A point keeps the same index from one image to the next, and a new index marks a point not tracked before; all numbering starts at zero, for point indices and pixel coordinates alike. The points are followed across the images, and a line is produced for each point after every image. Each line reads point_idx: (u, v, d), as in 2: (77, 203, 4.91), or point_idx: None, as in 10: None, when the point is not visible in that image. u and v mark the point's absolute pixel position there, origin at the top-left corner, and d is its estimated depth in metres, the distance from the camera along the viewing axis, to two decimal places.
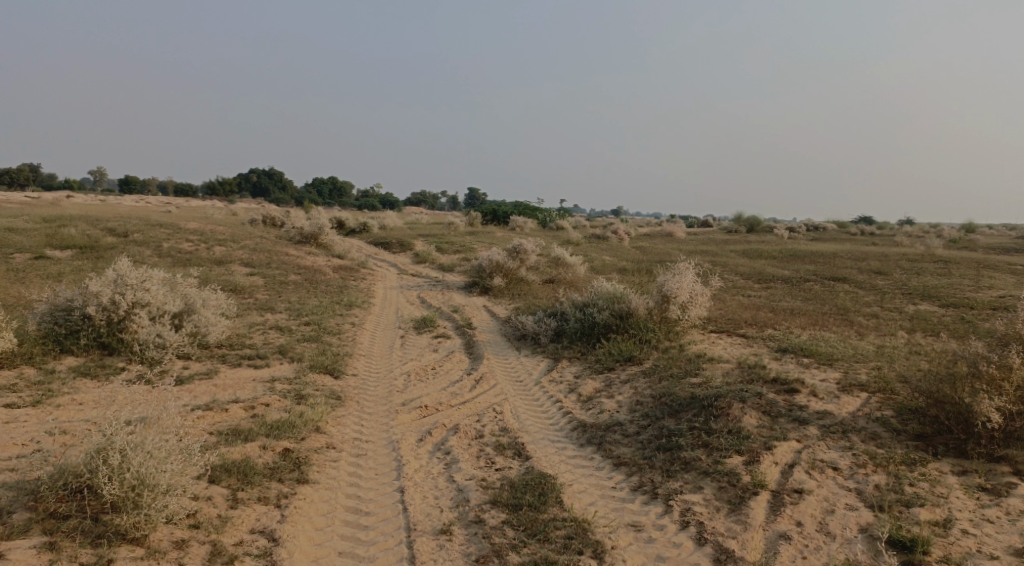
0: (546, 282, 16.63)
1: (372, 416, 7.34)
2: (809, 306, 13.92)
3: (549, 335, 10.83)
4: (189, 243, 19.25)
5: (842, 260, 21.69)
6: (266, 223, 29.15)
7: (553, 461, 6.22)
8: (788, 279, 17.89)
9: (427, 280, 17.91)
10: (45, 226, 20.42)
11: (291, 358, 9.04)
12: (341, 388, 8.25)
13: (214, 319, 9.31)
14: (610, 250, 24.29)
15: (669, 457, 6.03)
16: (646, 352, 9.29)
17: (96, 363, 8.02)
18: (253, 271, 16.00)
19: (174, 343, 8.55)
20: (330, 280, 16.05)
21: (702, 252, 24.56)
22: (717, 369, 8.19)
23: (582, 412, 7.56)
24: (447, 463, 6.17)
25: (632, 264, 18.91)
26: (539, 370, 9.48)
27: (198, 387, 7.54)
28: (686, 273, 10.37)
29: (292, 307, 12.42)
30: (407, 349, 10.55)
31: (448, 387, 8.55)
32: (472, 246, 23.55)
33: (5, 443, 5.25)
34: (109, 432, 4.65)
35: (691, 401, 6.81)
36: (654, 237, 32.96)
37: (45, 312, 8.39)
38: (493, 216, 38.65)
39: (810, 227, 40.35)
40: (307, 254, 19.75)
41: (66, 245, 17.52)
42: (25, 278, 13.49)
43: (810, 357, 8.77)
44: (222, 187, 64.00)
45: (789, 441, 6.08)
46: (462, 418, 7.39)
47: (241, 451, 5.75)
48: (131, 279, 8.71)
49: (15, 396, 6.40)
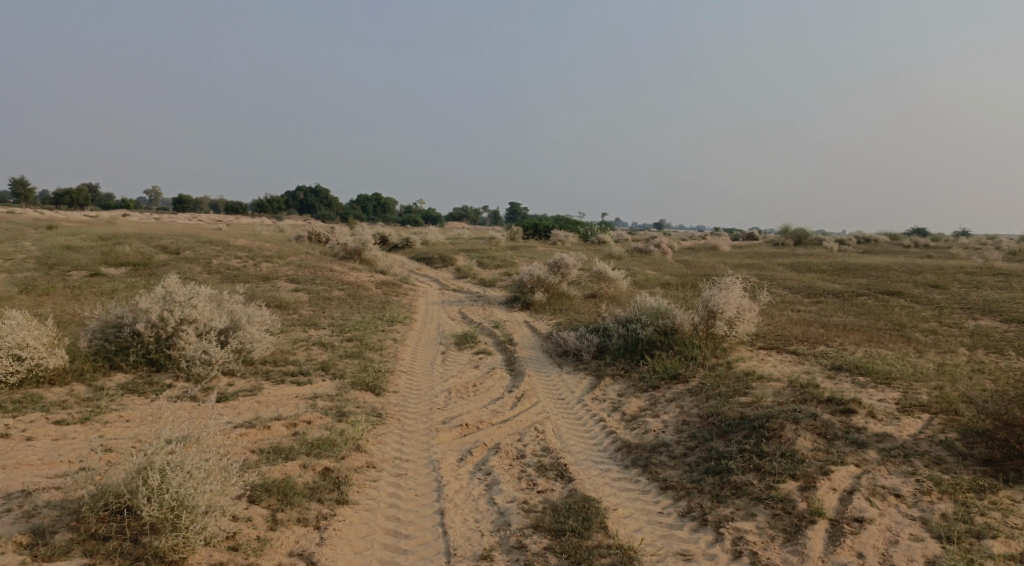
0: (587, 296, 16.43)
1: (412, 434, 7.26)
2: (863, 322, 13.39)
3: (591, 351, 10.62)
4: (237, 260, 19.70)
5: (896, 273, 20.89)
6: (311, 239, 29.71)
7: (597, 483, 6.03)
8: (839, 293, 17.30)
9: (468, 295, 17.90)
10: (102, 244, 21.18)
11: (333, 375, 9.07)
12: (381, 405, 8.21)
13: (259, 335, 9.42)
14: (652, 263, 23.94)
15: (718, 481, 5.77)
16: (692, 370, 9.01)
17: (145, 379, 8.18)
18: (298, 287, 16.24)
19: (220, 359, 8.66)
20: (373, 296, 16.17)
21: (748, 265, 24.00)
22: (767, 388, 7.87)
23: (627, 432, 7.35)
24: (488, 484, 6.04)
25: (676, 279, 18.56)
26: (581, 388, 9.29)
27: (241, 403, 7.60)
28: (733, 288, 10.07)
29: (335, 322, 12.53)
30: (448, 365, 10.50)
31: (489, 405, 8.44)
32: (513, 261, 23.50)
33: (52, 460, 5.42)
34: (149, 451, 4.64)
35: (741, 422, 6.53)
36: (697, 251, 32.41)
37: (96, 328, 8.63)
38: (534, 231, 38.60)
39: (861, 240, 39.13)
40: (350, 270, 20.00)
41: (121, 263, 18.12)
42: (81, 295, 13.96)
43: (866, 376, 8.37)
44: (270, 205, 65.65)
45: (847, 466, 5.76)
46: (503, 437, 7.26)
47: (281, 470, 5.73)
48: (179, 296, 8.88)
49: (65, 412, 6.62)
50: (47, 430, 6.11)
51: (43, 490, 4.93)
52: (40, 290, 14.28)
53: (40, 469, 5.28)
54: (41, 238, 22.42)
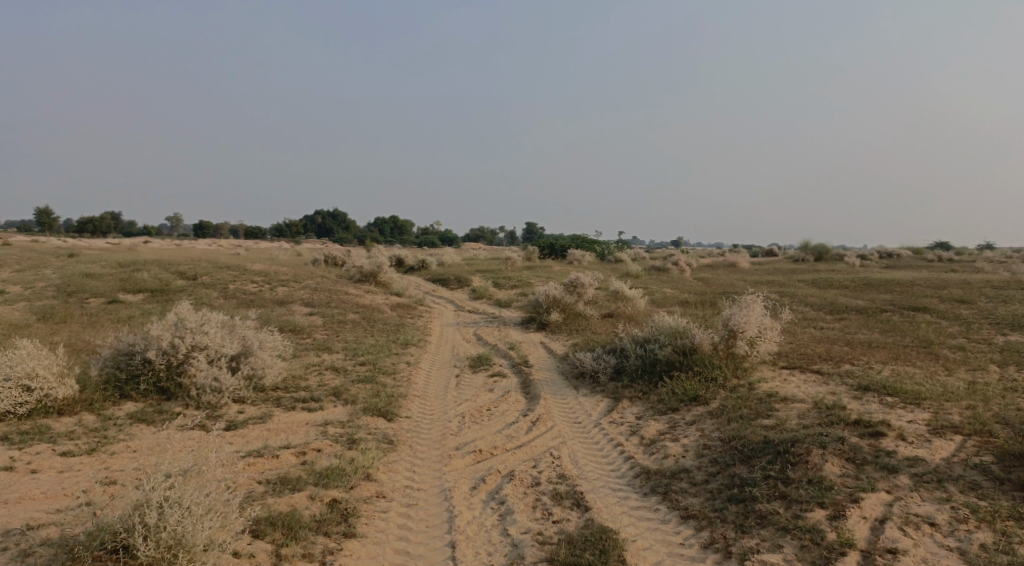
0: (604, 316, 16.21)
1: (424, 461, 7.07)
2: (888, 339, 13.01)
3: (608, 373, 10.39)
4: (253, 284, 19.77)
5: (921, 288, 20.40)
6: (328, 263, 29.81)
7: (614, 513, 5.79)
8: (862, 310, 16.89)
9: (483, 316, 17.74)
10: (121, 271, 21.38)
11: (345, 400, 8.92)
12: (394, 431, 8.04)
13: (271, 360, 9.32)
14: (670, 282, 23.66)
15: (741, 510, 5.51)
16: (712, 391, 8.74)
17: (155, 408, 8.11)
18: (313, 311, 16.22)
19: (230, 387, 8.57)
20: (388, 319, 16.08)
21: (768, 282, 23.62)
22: (791, 410, 7.59)
23: (645, 457, 7.10)
24: (501, 514, 5.83)
25: (694, 297, 18.28)
26: (598, 411, 9.05)
27: (251, 431, 7.49)
28: (753, 306, 9.84)
29: (349, 346, 12.43)
30: (462, 389, 10.32)
31: (504, 430, 8.23)
32: (529, 281, 23.33)
33: (56, 493, 5.43)
34: (147, 488, 4.58)
35: (764, 446, 6.26)
36: (716, 268, 32.03)
37: (108, 357, 8.59)
38: (551, 250, 38.48)
39: (882, 255, 38.47)
40: (366, 293, 19.97)
41: (139, 289, 18.25)
42: (97, 322, 14.02)
43: (894, 396, 8.05)
44: (288, 229, 66.28)
45: (878, 492, 5.46)
46: (517, 463, 7.05)
47: (288, 502, 5.57)
48: (191, 323, 8.84)
49: (73, 443, 6.64)
50: (53, 462, 6.14)
51: (44, 526, 4.88)
52: (58, 318, 14.39)
53: (46, 502, 5.29)
54: (62, 266, 22.74)
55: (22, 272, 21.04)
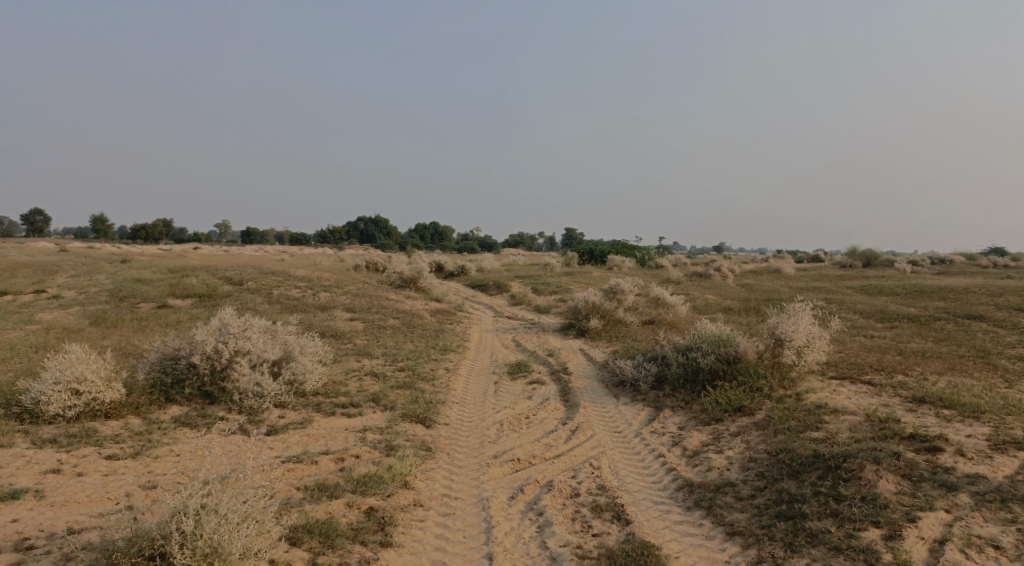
0: (645, 323, 15.96)
1: (462, 470, 7.00)
2: (943, 348, 12.47)
3: (649, 381, 10.17)
4: (296, 290, 20.11)
5: (977, 296, 19.56)
6: (369, 268, 30.16)
7: (656, 527, 5.62)
8: (914, 318, 16.26)
9: (522, 322, 17.67)
10: (171, 276, 21.99)
11: (384, 406, 8.93)
12: (432, 438, 8.00)
13: (312, 366, 9.39)
14: (712, 288, 23.23)
15: (790, 527, 5.28)
16: (757, 402, 8.47)
17: (199, 411, 8.25)
18: (353, 316, 16.38)
19: (272, 392, 8.66)
20: (427, 324, 16.13)
21: (814, 289, 22.98)
22: (842, 422, 7.28)
23: (688, 469, 6.90)
24: (539, 525, 5.71)
25: (737, 303, 17.88)
26: (639, 421, 8.85)
27: (291, 437, 7.54)
28: (802, 315, 9.56)
29: (388, 352, 12.48)
30: (501, 396, 10.24)
31: (542, 438, 8.12)
32: (568, 287, 23.16)
33: (99, 497, 5.60)
34: (185, 495, 4.61)
35: (814, 460, 5.99)
36: (760, 273, 31.35)
37: (155, 361, 8.79)
38: (590, 256, 38.23)
39: (934, 261, 37.12)
40: (406, 298, 20.10)
41: (187, 294, 18.72)
42: (147, 326, 14.42)
43: (951, 409, 7.66)
44: (331, 235, 67.42)
45: (937, 511, 5.15)
46: (556, 473, 6.93)
47: (325, 509, 5.56)
48: (234, 328, 8.99)
49: (118, 447, 6.84)
50: (98, 465, 6.33)
51: (86, 530, 5.02)
52: (109, 322, 14.84)
53: (89, 506, 5.47)
54: (115, 271, 23.51)
55: (77, 277, 21.84)
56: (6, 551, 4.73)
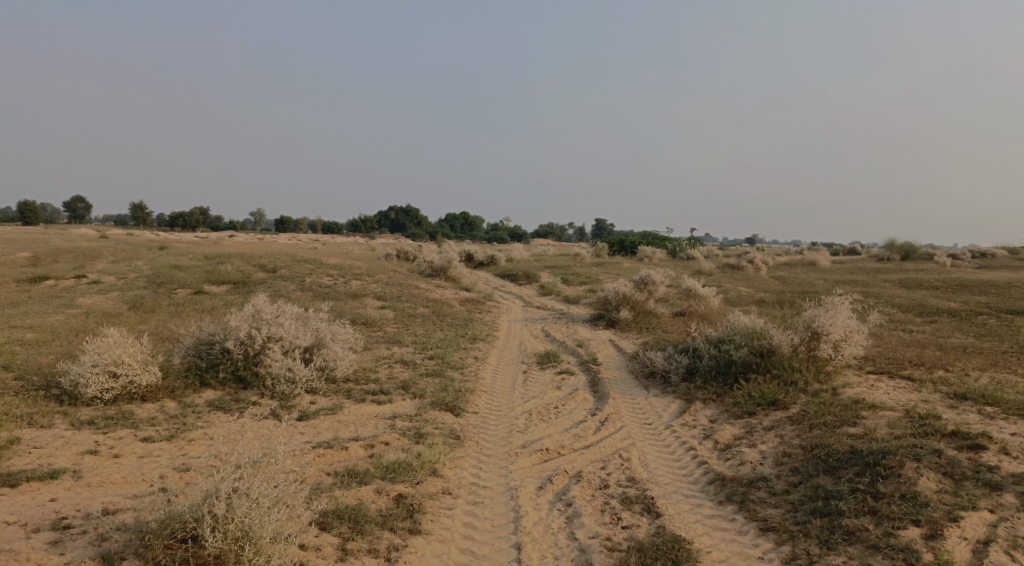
0: (676, 314, 15.77)
1: (490, 458, 6.99)
2: (985, 344, 12.09)
3: (680, 373, 10.04)
4: (328, 277, 20.32)
5: (1021, 291, 18.92)
6: (400, 257, 30.36)
7: (686, 521, 5.54)
8: (955, 313, 15.79)
9: (552, 313, 17.61)
10: (206, 263, 22.40)
11: (413, 394, 8.97)
12: (460, 427, 8.01)
13: (343, 353, 9.47)
14: (744, 280, 22.86)
15: (825, 524, 5.15)
16: (792, 396, 8.30)
17: (232, 396, 8.39)
18: (384, 304, 16.49)
19: (304, 377, 8.76)
20: (456, 313, 16.17)
21: (850, 282, 22.47)
22: (880, 418, 7.08)
23: (720, 463, 6.79)
24: (568, 516, 5.67)
25: (771, 296, 17.56)
26: (669, 413, 8.75)
27: (322, 422, 7.62)
28: (839, 308, 9.32)
29: (418, 340, 12.53)
30: (530, 385, 10.21)
31: (571, 429, 8.07)
32: (597, 278, 23.02)
33: (135, 479, 5.73)
34: (217, 479, 4.68)
35: (851, 456, 5.84)
36: (794, 266, 30.79)
37: (191, 345, 8.96)
38: (621, 247, 37.92)
39: (977, 254, 36.03)
40: (435, 287, 20.18)
41: (222, 281, 19.05)
42: (183, 312, 14.70)
43: (995, 406, 7.40)
44: (363, 224, 68.01)
45: (980, 511, 4.97)
46: (585, 464, 6.88)
47: (355, 495, 5.60)
48: (267, 314, 9.10)
49: (153, 430, 6.99)
50: (135, 447, 6.48)
51: (122, 511, 5.13)
52: (147, 307, 15.17)
53: (124, 487, 5.59)
54: (153, 258, 24.03)
55: (117, 264, 22.37)
56: (45, 529, 4.86)
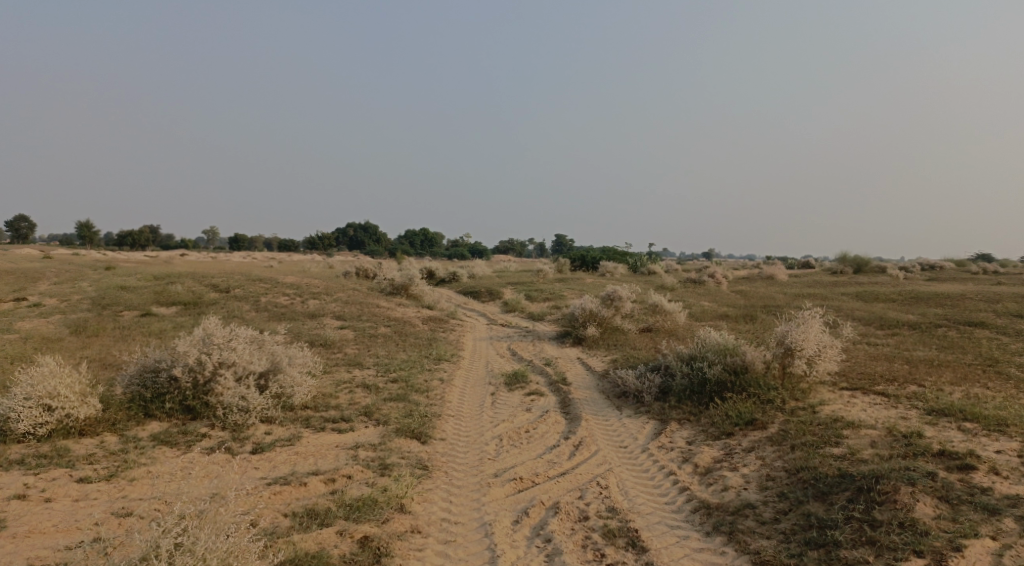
0: (643, 330, 15.58)
1: (461, 490, 6.56)
2: (950, 357, 12.16)
3: (653, 393, 9.75)
4: (285, 297, 19.59)
5: (974, 302, 19.35)
6: (359, 275, 29.68)
7: (674, 557, 5.22)
8: (915, 325, 15.99)
9: (517, 330, 17.24)
10: (155, 284, 21.42)
11: (377, 421, 8.48)
12: (428, 455, 7.55)
13: (301, 378, 8.93)
14: (707, 295, 22.91)
15: (822, 556, 4.88)
16: (770, 415, 8.08)
17: (180, 428, 7.78)
18: (344, 324, 15.90)
19: (258, 406, 8.20)
20: (420, 333, 15.66)
21: (810, 295, 22.71)
22: (863, 438, 6.88)
23: (702, 489, 6.49)
24: (548, 555, 5.29)
25: (735, 310, 17.56)
26: (645, 435, 8.43)
27: (278, 455, 7.07)
28: (812, 322, 9.18)
29: (380, 362, 12.01)
30: (499, 408, 9.80)
31: (544, 455, 7.67)
32: (562, 294, 22.78)
33: (68, 526, 5.13)
34: (156, 535, 4.16)
35: (842, 481, 5.59)
36: (753, 279, 31.15)
37: (134, 374, 8.30)
38: (582, 262, 37.87)
39: (925, 267, 37.07)
40: (397, 306, 19.64)
41: (172, 302, 18.16)
42: (128, 336, 13.88)
43: (974, 422, 7.30)
44: (321, 242, 66.74)
45: (983, 539, 4.75)
46: (562, 493, 6.50)
47: (315, 539, 5.11)
48: (218, 338, 8.51)
49: (91, 468, 6.36)
50: (68, 490, 5.84)
51: None
52: (90, 331, 14.29)
53: (53, 537, 4.99)
54: (99, 279, 22.89)
55: (59, 285, 21.22)
56: None
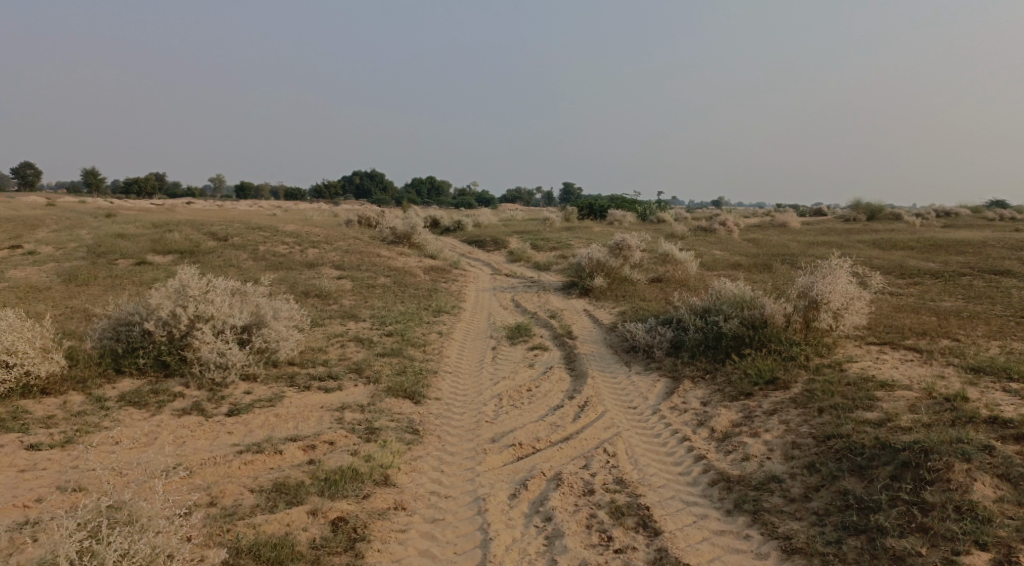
0: (653, 280, 14.85)
1: (454, 457, 5.97)
2: (979, 308, 11.39)
3: (665, 348, 9.07)
4: (284, 246, 18.89)
5: (996, 249, 18.47)
6: (362, 224, 28.91)
7: (691, 541, 4.66)
8: (937, 273, 15.19)
9: (522, 281, 16.52)
10: (153, 231, 20.73)
11: (367, 379, 7.86)
12: (420, 417, 6.94)
13: (287, 332, 8.29)
14: (718, 243, 22.05)
15: (864, 545, 4.29)
16: (792, 373, 7.41)
17: (153, 386, 7.19)
18: (342, 274, 15.23)
19: (238, 363, 7.59)
20: (420, 283, 14.98)
21: (824, 244, 21.81)
22: (899, 400, 6.19)
23: (720, 458, 5.87)
24: (548, 537, 4.74)
25: (748, 259, 16.77)
26: (655, 394, 7.79)
27: (256, 418, 6.48)
28: (840, 272, 8.41)
29: (377, 314, 11.34)
30: (499, 364, 9.17)
31: (547, 417, 7.04)
32: (568, 242, 21.98)
33: (4, 506, 4.61)
34: (57, 539, 3.61)
35: (882, 453, 4.94)
36: (766, 227, 30.23)
37: (107, 327, 7.69)
38: (590, 211, 36.88)
39: (940, 213, 35.96)
40: (398, 255, 18.94)
41: (167, 250, 17.49)
42: (117, 285, 13.22)
43: (1020, 382, 6.59)
44: (326, 190, 65.63)
45: None
46: (565, 462, 5.89)
47: (283, 521, 4.61)
48: (194, 291, 7.83)
49: (46, 433, 5.81)
50: (15, 460, 5.32)
51: None
52: (80, 280, 13.65)
53: None
54: (97, 226, 22.23)
55: (57, 232, 20.54)
56: None
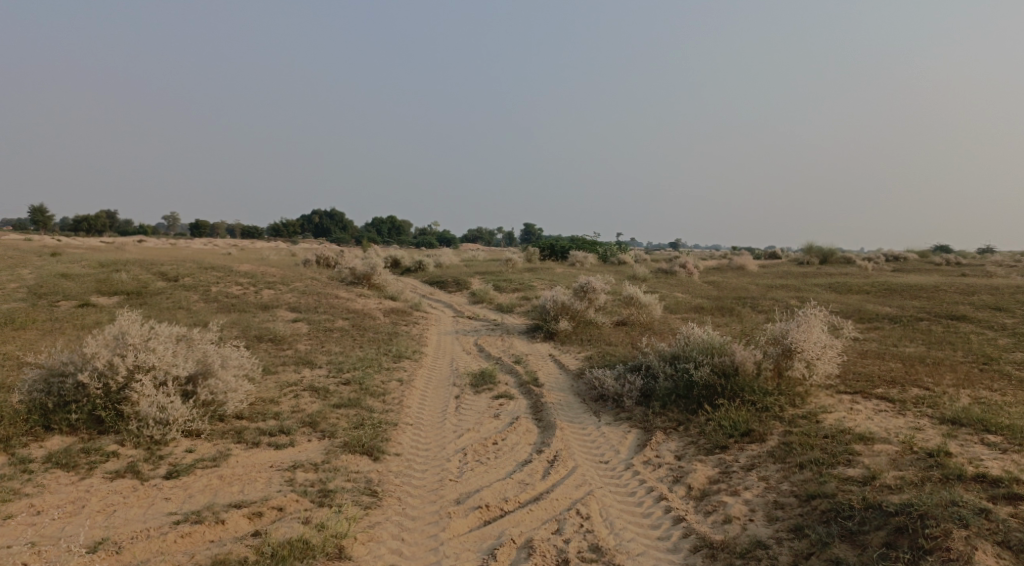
0: (618, 324, 14.65)
1: (416, 523, 5.50)
2: (941, 354, 11.44)
3: (635, 397, 8.75)
4: (237, 287, 18.17)
5: (949, 294, 18.88)
6: (321, 264, 28.24)
7: None
8: (895, 318, 15.36)
9: (485, 324, 16.15)
10: (99, 271, 19.79)
11: (321, 434, 7.32)
12: (378, 476, 6.44)
13: (235, 383, 7.71)
14: (680, 285, 22.09)
15: None
16: (768, 425, 7.16)
17: (85, 445, 6.54)
18: (298, 317, 14.64)
19: (180, 418, 6.98)
20: (380, 326, 14.47)
21: (783, 287, 22.04)
22: (881, 455, 5.97)
23: (699, 519, 5.53)
24: None
25: (711, 303, 16.74)
26: (628, 447, 7.45)
27: (197, 481, 5.89)
28: (813, 320, 8.26)
29: (334, 360, 10.80)
30: (463, 414, 8.73)
31: (515, 474, 6.62)
32: (531, 284, 21.74)
33: None
34: None
35: (874, 517, 4.75)
36: (725, 270, 30.59)
37: (37, 378, 6.99)
38: (551, 252, 36.86)
39: (889, 257, 37.05)
40: (358, 296, 18.41)
41: (113, 292, 16.63)
42: (54, 330, 12.39)
43: (997, 435, 6.46)
44: (284, 229, 64.56)
45: None
46: (536, 526, 5.48)
47: None
48: (134, 338, 7.20)
49: None
50: None
51: None
52: (14, 323, 12.76)
53: None
54: (39, 265, 21.09)
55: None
56: None
